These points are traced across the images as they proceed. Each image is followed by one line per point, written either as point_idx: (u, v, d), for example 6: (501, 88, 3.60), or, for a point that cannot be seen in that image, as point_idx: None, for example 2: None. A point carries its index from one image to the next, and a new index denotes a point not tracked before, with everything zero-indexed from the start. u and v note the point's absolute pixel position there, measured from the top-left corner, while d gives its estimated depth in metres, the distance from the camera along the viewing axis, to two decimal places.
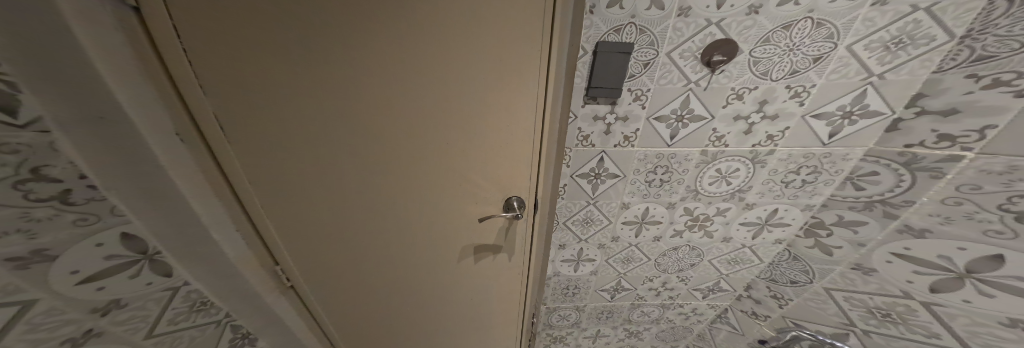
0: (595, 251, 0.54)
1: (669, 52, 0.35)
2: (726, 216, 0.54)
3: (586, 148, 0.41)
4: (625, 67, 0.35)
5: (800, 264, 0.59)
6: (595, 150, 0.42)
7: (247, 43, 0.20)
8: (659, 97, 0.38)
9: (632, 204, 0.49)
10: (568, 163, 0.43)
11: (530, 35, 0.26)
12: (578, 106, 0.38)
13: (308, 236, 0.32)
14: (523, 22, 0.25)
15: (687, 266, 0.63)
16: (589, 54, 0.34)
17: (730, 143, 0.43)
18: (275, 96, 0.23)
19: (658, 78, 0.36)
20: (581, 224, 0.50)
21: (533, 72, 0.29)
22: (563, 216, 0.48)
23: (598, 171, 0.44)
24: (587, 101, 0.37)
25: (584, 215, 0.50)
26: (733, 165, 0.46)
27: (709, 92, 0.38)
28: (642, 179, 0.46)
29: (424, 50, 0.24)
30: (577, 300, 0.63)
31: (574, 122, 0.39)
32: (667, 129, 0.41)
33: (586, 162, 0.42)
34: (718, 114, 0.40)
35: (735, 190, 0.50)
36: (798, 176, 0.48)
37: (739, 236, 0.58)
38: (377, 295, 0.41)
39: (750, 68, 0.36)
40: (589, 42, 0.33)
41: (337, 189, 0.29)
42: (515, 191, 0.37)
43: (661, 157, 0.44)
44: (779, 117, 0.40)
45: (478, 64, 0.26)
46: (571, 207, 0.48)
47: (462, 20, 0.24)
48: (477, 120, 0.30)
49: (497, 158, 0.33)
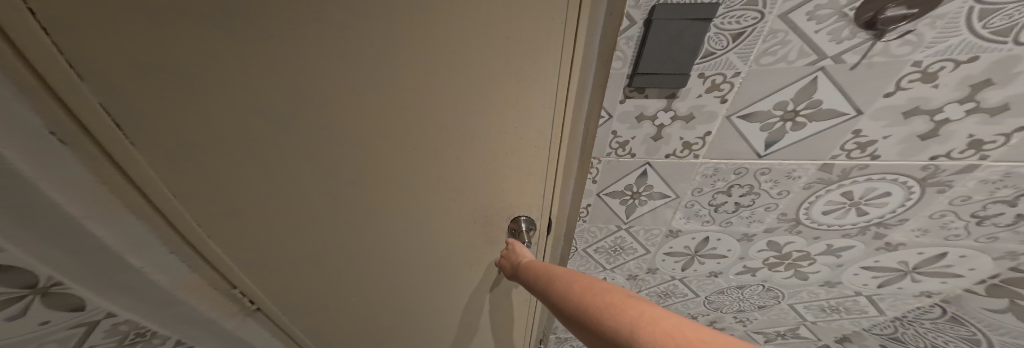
0: (623, 282, 0.52)
1: (786, 12, 0.21)
2: (838, 257, 0.40)
3: (625, 157, 0.34)
4: (693, 43, 0.24)
5: (965, 331, 0.44)
6: (636, 159, 0.34)
7: (150, 39, 0.14)
8: (751, 85, 0.26)
9: (684, 230, 0.40)
10: (597, 178, 0.36)
11: (547, 36, 0.18)
12: (616, 102, 0.29)
13: (306, 252, 0.30)
14: (538, 17, 0.17)
15: (752, 307, 0.54)
16: (639, 26, 0.24)
17: (884, 155, 0.27)
18: (200, 103, 0.18)
19: (755, 55, 0.24)
20: (607, 253, 0.47)
21: (551, 81, 0.21)
22: (585, 243, 0.45)
23: (637, 190, 0.37)
24: (628, 94, 0.28)
25: (615, 242, 0.45)
26: (877, 187, 0.30)
27: (861, 73, 0.23)
28: (702, 208, 0.37)
29: (402, 65, 0.18)
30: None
31: (608, 123, 0.31)
32: (762, 132, 0.28)
33: (624, 176, 0.35)
34: (872, 110, 0.25)
35: (871, 223, 0.34)
36: (1010, 209, 0.30)
37: (855, 282, 0.43)
38: (376, 307, 0.40)
39: (973, 24, 0.19)
40: (643, 6, 0.23)
41: (328, 214, 0.27)
42: (523, 210, 0.32)
43: (742, 176, 0.32)
44: (1008, 112, 0.23)
45: (475, 77, 0.20)
46: (596, 232, 0.43)
47: (449, 23, 0.17)
48: (477, 143, 0.24)
49: (502, 181, 0.28)
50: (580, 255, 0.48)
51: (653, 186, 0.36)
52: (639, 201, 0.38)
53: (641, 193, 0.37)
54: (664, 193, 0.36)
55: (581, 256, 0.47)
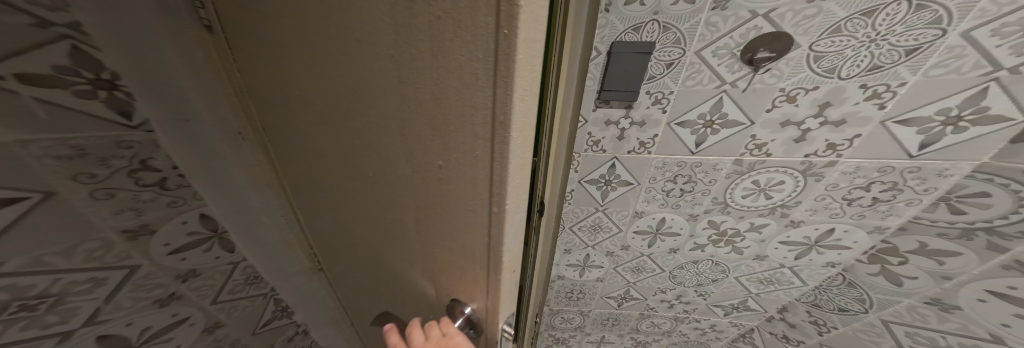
0: (602, 258, 0.62)
1: (700, 50, 0.31)
2: (762, 233, 0.50)
3: (597, 153, 0.43)
4: (641, 68, 0.33)
5: (856, 292, 0.54)
6: (605, 154, 0.43)
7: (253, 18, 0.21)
8: (683, 100, 0.35)
9: (646, 212, 0.50)
10: (578, 168, 0.46)
11: (468, 63, 0.08)
12: (590, 110, 0.38)
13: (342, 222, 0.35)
14: (436, 20, 0.08)
15: (708, 281, 0.64)
16: (603, 55, 0.33)
17: (775, 153, 0.37)
18: (269, 74, 0.24)
19: (684, 79, 0.33)
20: (588, 231, 0.56)
21: (476, 136, 0.11)
22: (570, 221, 0.55)
23: (609, 178, 0.46)
24: (598, 105, 0.37)
25: (593, 221, 0.55)
26: (776, 177, 0.40)
27: (750, 95, 0.33)
28: (658, 194, 0.47)
29: (341, 63, 0.15)
30: (583, 304, 0.76)
31: (584, 126, 0.40)
32: (692, 135, 0.38)
33: (598, 168, 0.45)
34: (761, 121, 0.34)
35: (777, 205, 0.44)
36: (868, 193, 0.41)
37: (778, 255, 0.55)
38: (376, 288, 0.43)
39: (810, 65, 0.30)
40: (605, 42, 0.32)
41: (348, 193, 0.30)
42: (463, 285, 0.23)
43: (682, 167, 0.42)
44: (848, 123, 0.33)
45: (394, 97, 0.13)
46: (578, 213, 0.53)
47: (363, 20, 0.11)
48: (410, 174, 0.18)
49: (442, 237, 0.21)
50: (567, 233, 0.57)
51: (620, 175, 0.45)
52: (610, 188, 0.47)
53: (612, 182, 0.46)
54: (630, 181, 0.46)
55: (565, 241, 0.59)
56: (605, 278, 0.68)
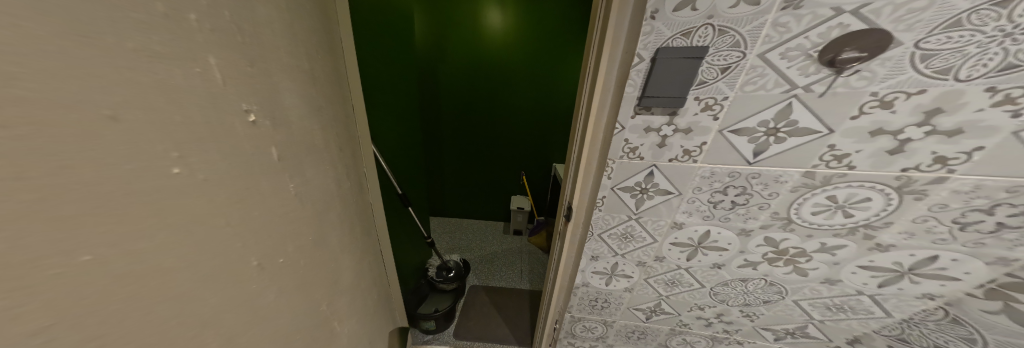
0: (632, 267, 0.59)
1: (762, 53, 0.28)
2: (834, 255, 0.43)
3: (633, 161, 0.41)
4: (690, 74, 0.31)
5: (963, 331, 0.44)
6: (643, 163, 0.41)
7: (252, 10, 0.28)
8: (740, 106, 0.32)
9: (686, 224, 0.47)
10: (610, 176, 0.44)
11: None
12: (627, 117, 0.37)
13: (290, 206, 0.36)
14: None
15: (758, 302, 0.57)
16: (646, 61, 0.32)
17: (860, 166, 0.32)
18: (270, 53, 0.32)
19: (741, 83, 0.31)
20: (619, 240, 0.54)
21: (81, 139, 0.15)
22: (599, 229, 0.53)
23: (645, 186, 0.43)
24: (638, 111, 0.36)
25: (625, 230, 0.52)
26: (858, 192, 0.34)
27: (829, 99, 0.29)
28: (700, 204, 0.43)
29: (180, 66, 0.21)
30: (607, 314, 0.74)
31: (620, 133, 0.38)
32: (750, 144, 0.34)
33: (633, 175, 0.43)
34: (841, 129, 0.30)
35: (858, 225, 0.38)
36: (991, 217, 0.33)
37: (855, 281, 0.45)
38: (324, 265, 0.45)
39: (913, 64, 0.25)
40: (650, 48, 0.31)
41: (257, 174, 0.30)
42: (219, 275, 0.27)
43: (735, 178, 0.38)
44: (964, 133, 0.27)
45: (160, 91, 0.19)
46: (609, 219, 0.51)
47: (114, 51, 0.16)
48: None
49: None
50: (594, 240, 0.55)
51: (659, 183, 0.42)
52: (646, 197, 0.45)
53: (648, 190, 0.44)
54: (669, 190, 0.43)
55: (592, 249, 0.58)
56: (634, 289, 0.65)
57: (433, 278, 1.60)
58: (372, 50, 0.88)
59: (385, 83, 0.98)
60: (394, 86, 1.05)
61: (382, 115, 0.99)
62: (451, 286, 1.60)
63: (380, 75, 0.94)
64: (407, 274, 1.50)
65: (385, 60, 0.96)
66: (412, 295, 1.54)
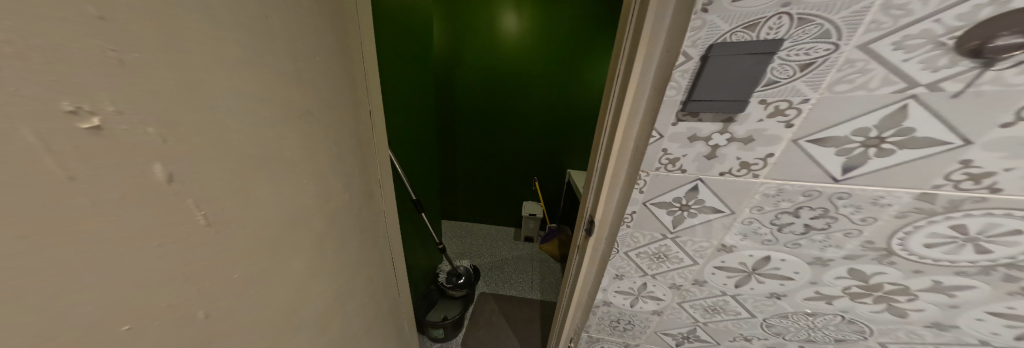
0: (664, 290, 0.53)
1: (862, 43, 0.23)
2: (952, 298, 0.33)
3: (675, 173, 0.37)
4: (754, 72, 0.27)
5: None
6: (684, 176, 0.37)
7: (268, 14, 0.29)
8: (827, 110, 0.26)
9: (737, 247, 0.41)
10: (643, 189, 0.40)
11: None
12: (668, 124, 0.33)
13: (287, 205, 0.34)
14: None
15: (830, 340, 0.47)
16: (694, 60, 0.28)
17: (1015, 189, 0.24)
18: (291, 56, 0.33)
19: (834, 82, 0.25)
20: (649, 259, 0.49)
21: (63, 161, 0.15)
22: (627, 246, 0.48)
23: (686, 202, 0.39)
24: (682, 118, 0.32)
25: (657, 249, 0.47)
26: (1003, 222, 0.26)
27: (966, 101, 0.22)
28: (758, 226, 0.36)
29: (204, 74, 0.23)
30: (630, 337, 0.67)
31: (658, 142, 0.35)
32: (840, 157, 0.28)
33: (671, 190, 0.38)
34: (984, 140, 0.23)
35: (1000, 265, 0.28)
36: None
37: (983, 330, 0.35)
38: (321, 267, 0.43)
39: None
40: (700, 46, 0.28)
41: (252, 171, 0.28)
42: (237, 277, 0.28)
43: (812, 198, 0.31)
44: None
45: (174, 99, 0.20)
46: (639, 238, 0.46)
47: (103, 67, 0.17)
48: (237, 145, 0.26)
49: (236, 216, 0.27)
50: (619, 256, 0.51)
51: (703, 200, 0.37)
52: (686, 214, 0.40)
53: (689, 206, 0.39)
54: (715, 208, 0.38)
55: (616, 266, 0.53)
56: (663, 312, 0.58)
57: (443, 284, 1.61)
58: (391, 56, 0.88)
59: (403, 89, 0.98)
60: (411, 89, 1.05)
61: (399, 121, 0.99)
62: (460, 293, 1.61)
63: (399, 81, 0.94)
64: (418, 279, 1.50)
65: (403, 67, 0.96)
66: (422, 300, 1.54)
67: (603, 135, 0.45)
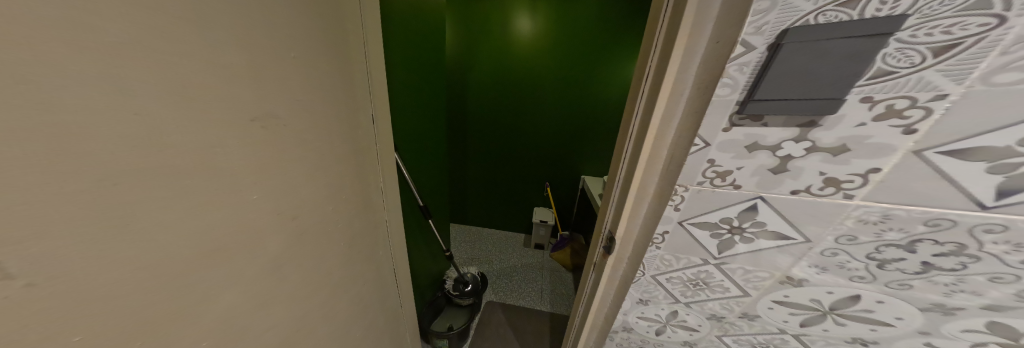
0: (699, 319, 0.53)
1: None
2: None
3: (727, 189, 0.33)
4: (846, 62, 0.22)
5: None
6: (739, 192, 0.33)
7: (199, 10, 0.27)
8: (985, 112, 0.20)
9: (807, 281, 0.35)
10: (678, 205, 0.39)
11: None
12: (720, 130, 0.30)
13: (225, 200, 0.33)
14: None
15: None
16: (760, 50, 0.25)
17: None
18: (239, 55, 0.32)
19: (1000, 68, 0.18)
20: (685, 285, 0.50)
21: None
22: (654, 268, 0.51)
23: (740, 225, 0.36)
24: (736, 121, 0.29)
25: (697, 276, 0.47)
26: None
27: None
28: (848, 259, 0.30)
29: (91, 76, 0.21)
30: None
31: (704, 151, 0.33)
32: (1001, 177, 0.21)
33: (721, 208, 0.36)
34: None
35: None
36: None
37: None
38: (268, 265, 0.41)
39: None
40: (767, 32, 0.24)
41: (174, 161, 0.27)
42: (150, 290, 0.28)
43: (940, 231, 0.25)
44: None
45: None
46: (672, 261, 0.48)
47: None
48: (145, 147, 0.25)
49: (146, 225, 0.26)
50: (651, 277, 0.52)
51: (765, 224, 0.33)
52: (741, 236, 0.37)
53: (743, 228, 0.36)
54: (781, 234, 0.33)
55: (643, 289, 0.55)
56: (698, 343, 0.58)
57: (450, 292, 1.58)
58: (402, 59, 0.87)
59: (414, 93, 0.97)
60: (422, 92, 1.03)
61: (408, 124, 0.97)
62: (466, 302, 1.57)
63: (409, 85, 0.93)
64: (426, 285, 1.48)
65: (414, 71, 0.96)
66: (428, 307, 1.51)
67: (633, 139, 0.45)
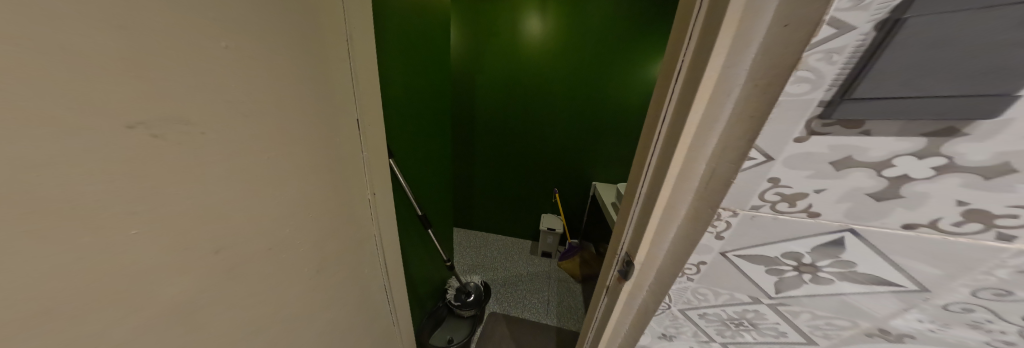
0: None
1: None
2: None
3: (800, 218, 0.26)
4: (982, 51, 0.17)
5: None
6: (816, 221, 0.26)
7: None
8: None
9: (912, 339, 0.28)
10: (723, 232, 0.31)
11: None
12: (794, 141, 0.24)
13: (168, 217, 0.29)
14: None
15: None
16: (868, 33, 0.19)
17: None
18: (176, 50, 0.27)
19: None
20: (721, 323, 0.42)
21: None
22: (683, 301, 0.42)
23: (818, 266, 0.28)
24: (817, 128, 0.22)
25: (737, 315, 0.39)
26: None
27: None
28: (991, 318, 0.23)
29: None
30: None
31: (769, 166, 0.25)
32: None
33: (786, 240, 0.28)
34: None
35: None
36: None
37: None
38: (232, 288, 0.37)
39: None
40: (875, 6, 0.18)
41: (57, 170, 0.22)
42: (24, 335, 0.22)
43: None
44: None
45: None
46: (709, 295, 0.39)
47: None
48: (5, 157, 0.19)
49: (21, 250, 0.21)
50: (679, 311, 0.44)
51: (856, 264, 0.26)
52: (813, 275, 0.29)
53: (817, 268, 0.28)
54: (877, 277, 0.26)
55: (664, 322, 0.47)
56: None
57: (452, 303, 1.52)
58: (401, 61, 0.83)
59: (415, 97, 0.93)
60: (424, 96, 0.99)
61: (408, 129, 0.93)
62: (468, 313, 1.51)
63: (410, 88, 0.89)
64: (426, 295, 1.42)
65: (415, 74, 0.92)
66: (429, 318, 1.45)
67: (657, 148, 0.39)
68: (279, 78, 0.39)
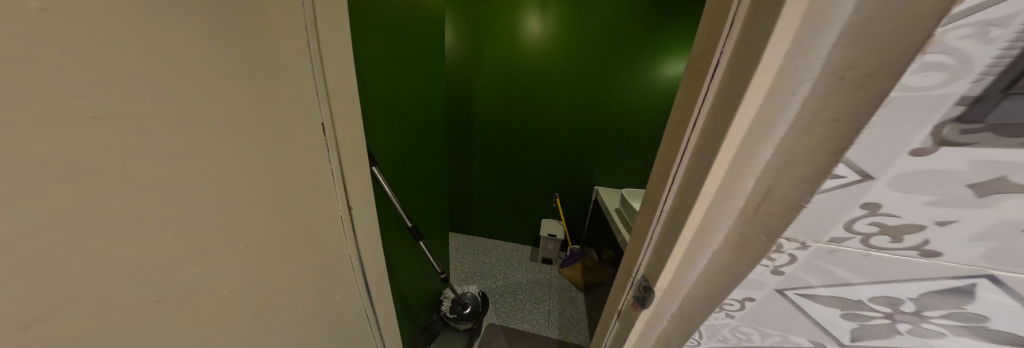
0: None
1: None
2: None
3: (913, 258, 0.19)
4: None
5: None
6: (934, 263, 0.19)
7: None
8: None
9: None
10: (789, 267, 0.25)
11: None
12: (915, 154, 0.17)
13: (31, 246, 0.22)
14: None
15: None
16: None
17: None
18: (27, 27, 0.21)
19: None
20: None
21: None
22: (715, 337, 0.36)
23: (923, 316, 0.22)
24: (959, 138, 0.16)
25: None
26: None
27: None
28: None
29: None
30: None
31: (874, 188, 0.18)
32: None
33: (885, 284, 0.21)
34: None
35: None
36: None
37: None
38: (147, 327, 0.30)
39: None
40: None
41: None
42: None
43: None
44: None
45: None
46: (753, 335, 0.33)
47: None
48: None
49: None
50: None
51: (988, 319, 0.19)
52: (912, 326, 0.22)
53: (921, 318, 0.22)
54: (1016, 336, 0.19)
55: None
56: None
57: (447, 315, 1.45)
58: (386, 58, 0.76)
59: (403, 98, 0.86)
60: (414, 97, 0.92)
61: (396, 133, 0.86)
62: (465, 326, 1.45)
63: (397, 88, 0.82)
64: (421, 308, 1.35)
65: (403, 72, 0.85)
66: (422, 332, 1.37)
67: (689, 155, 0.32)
68: (220, 69, 0.32)
